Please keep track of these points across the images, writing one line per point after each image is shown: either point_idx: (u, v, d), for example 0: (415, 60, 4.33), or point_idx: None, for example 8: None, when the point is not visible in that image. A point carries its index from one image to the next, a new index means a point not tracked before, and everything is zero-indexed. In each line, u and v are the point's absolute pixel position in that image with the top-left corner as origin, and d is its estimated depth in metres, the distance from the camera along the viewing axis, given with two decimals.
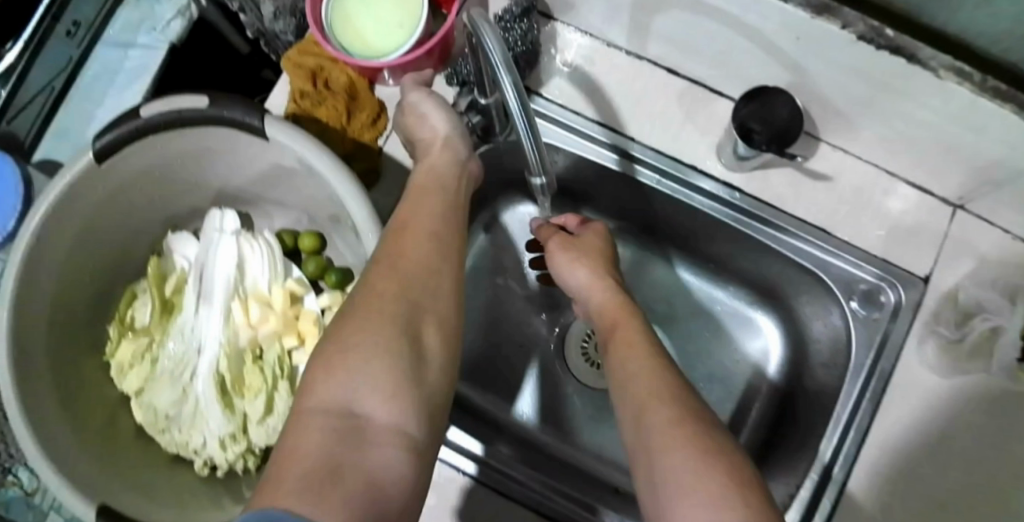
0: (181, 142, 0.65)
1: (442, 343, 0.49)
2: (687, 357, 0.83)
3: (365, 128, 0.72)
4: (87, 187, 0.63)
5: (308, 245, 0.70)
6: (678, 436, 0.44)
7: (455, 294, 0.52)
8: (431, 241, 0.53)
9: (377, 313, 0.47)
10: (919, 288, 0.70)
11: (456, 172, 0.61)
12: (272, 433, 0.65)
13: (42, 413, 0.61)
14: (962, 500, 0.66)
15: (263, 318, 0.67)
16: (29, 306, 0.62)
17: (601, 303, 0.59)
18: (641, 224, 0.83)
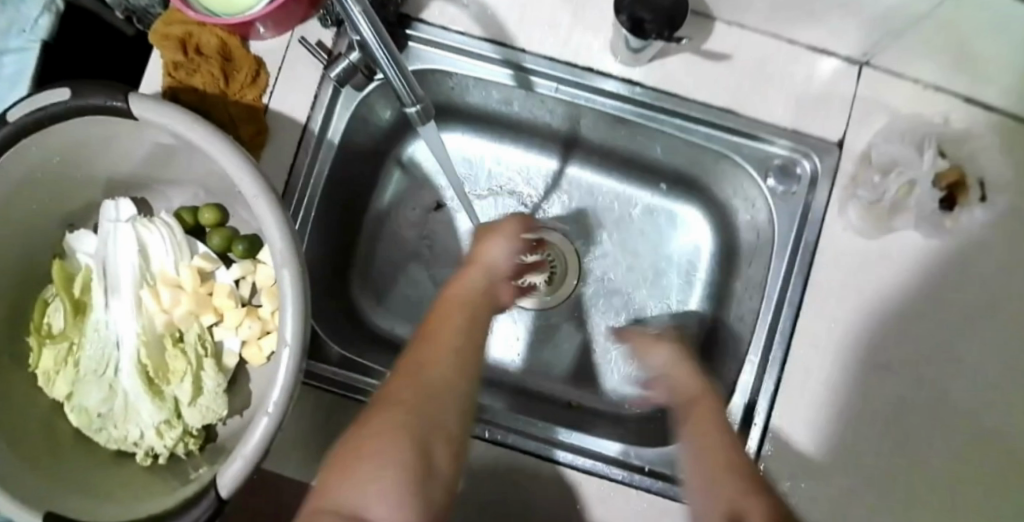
0: (57, 140, 0.62)
1: (448, 463, 0.49)
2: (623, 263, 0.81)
3: (245, 88, 0.69)
4: None
5: (209, 220, 0.68)
6: (740, 490, 0.45)
7: (467, 410, 0.52)
8: (445, 358, 0.53)
9: (390, 428, 0.47)
10: (835, 153, 0.68)
11: (485, 284, 0.61)
12: (208, 411, 0.64)
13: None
14: (904, 356, 0.66)
15: (175, 300, 0.66)
16: None
17: (684, 387, 0.59)
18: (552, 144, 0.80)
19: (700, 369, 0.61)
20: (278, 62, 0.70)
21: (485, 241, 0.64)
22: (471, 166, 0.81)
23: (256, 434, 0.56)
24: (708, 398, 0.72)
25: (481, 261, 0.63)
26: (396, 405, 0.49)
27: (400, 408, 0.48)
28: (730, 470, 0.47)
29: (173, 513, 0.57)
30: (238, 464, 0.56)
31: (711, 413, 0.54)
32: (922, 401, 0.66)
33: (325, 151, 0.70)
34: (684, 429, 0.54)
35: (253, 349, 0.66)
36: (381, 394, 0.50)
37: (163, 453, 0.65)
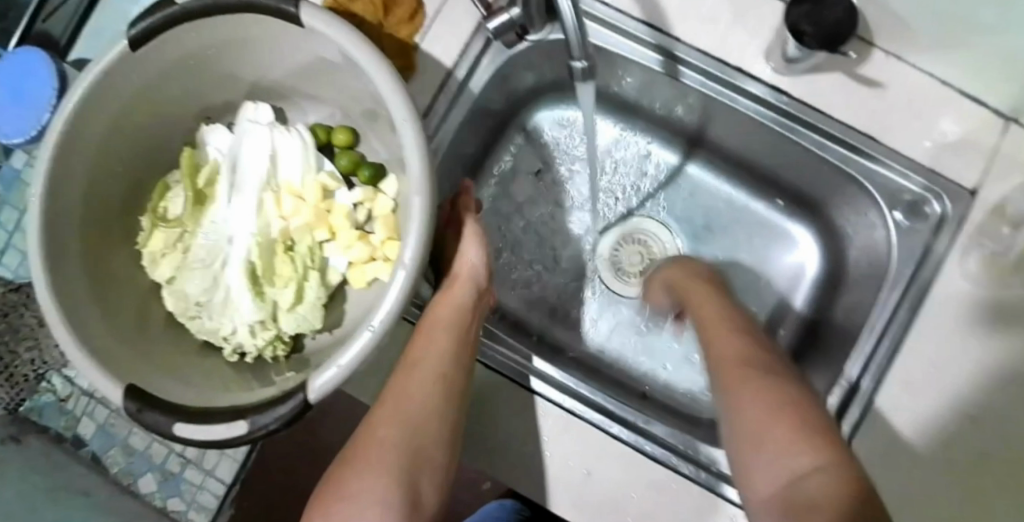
0: (219, 30, 0.64)
1: (433, 492, 0.58)
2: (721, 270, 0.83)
3: (401, 24, 0.70)
4: (123, 75, 0.63)
5: (342, 140, 0.70)
6: (768, 394, 0.54)
7: (451, 436, 0.60)
8: (419, 405, 0.59)
9: (369, 474, 0.55)
10: (965, 200, 0.68)
11: (470, 301, 0.65)
12: (303, 321, 0.66)
13: (73, 304, 0.61)
14: (1004, 418, 0.64)
15: (295, 209, 0.67)
16: (65, 193, 0.63)
17: (678, 275, 0.72)
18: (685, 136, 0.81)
19: (695, 262, 0.74)
20: (436, 5, 0.71)
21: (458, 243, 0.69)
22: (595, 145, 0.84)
23: (355, 348, 0.57)
24: None
25: (462, 275, 0.67)
26: (383, 445, 0.57)
27: (382, 462, 0.56)
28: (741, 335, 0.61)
29: (257, 408, 0.59)
30: (333, 372, 0.57)
31: (730, 333, 0.61)
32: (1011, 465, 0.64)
33: (462, 101, 0.71)
34: (686, 310, 0.68)
35: (359, 273, 0.67)
36: (367, 430, 0.58)
37: (251, 352, 0.66)
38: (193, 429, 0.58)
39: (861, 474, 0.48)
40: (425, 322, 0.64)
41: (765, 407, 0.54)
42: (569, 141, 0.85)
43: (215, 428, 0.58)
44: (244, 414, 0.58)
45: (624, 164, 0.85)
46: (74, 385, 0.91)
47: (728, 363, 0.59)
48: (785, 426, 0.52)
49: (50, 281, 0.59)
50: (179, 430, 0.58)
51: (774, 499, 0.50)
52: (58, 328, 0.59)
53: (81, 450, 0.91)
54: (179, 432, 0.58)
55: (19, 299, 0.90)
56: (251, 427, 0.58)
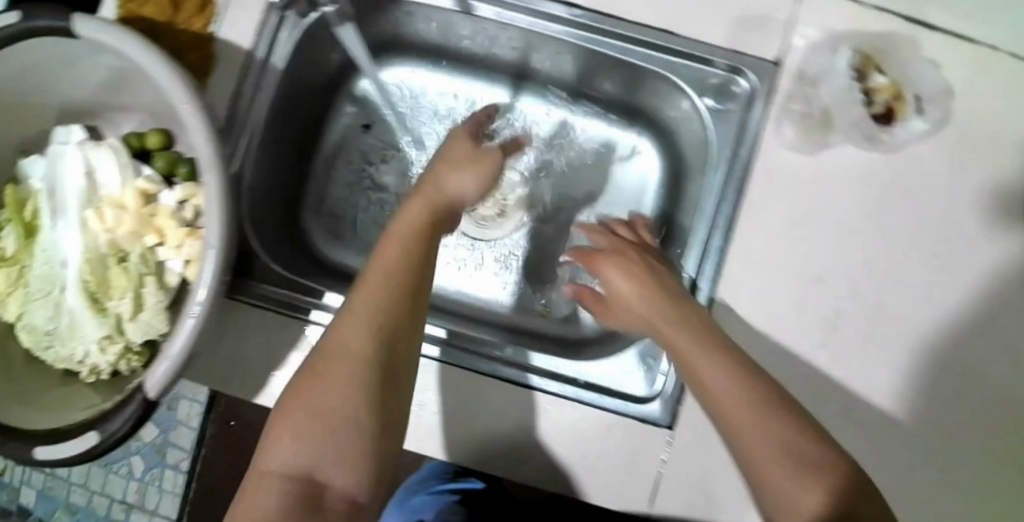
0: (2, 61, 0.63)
1: (399, 403, 0.51)
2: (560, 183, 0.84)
3: (193, 16, 0.69)
4: None
5: (155, 143, 0.70)
6: (749, 424, 0.48)
7: (414, 342, 0.53)
8: (372, 329, 0.50)
9: (332, 387, 0.47)
10: (771, 71, 0.69)
11: (427, 219, 0.58)
12: (148, 327, 0.66)
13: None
14: (835, 270, 0.68)
15: (118, 219, 0.67)
16: None
17: (648, 315, 0.60)
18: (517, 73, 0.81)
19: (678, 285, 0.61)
20: None
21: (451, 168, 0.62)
22: (423, 99, 0.84)
23: (181, 336, 0.56)
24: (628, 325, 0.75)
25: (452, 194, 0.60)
26: (355, 357, 0.49)
27: (351, 380, 0.48)
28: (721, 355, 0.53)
29: (104, 416, 0.59)
30: (164, 364, 0.57)
31: (686, 330, 0.56)
32: (856, 313, 0.67)
33: (269, 78, 0.70)
34: (656, 322, 0.59)
35: (194, 269, 0.66)
36: (333, 337, 0.50)
37: (106, 368, 0.67)
38: (49, 451, 0.59)
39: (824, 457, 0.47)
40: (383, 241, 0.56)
41: (755, 440, 0.48)
42: (395, 99, 0.84)
43: (67, 446, 0.58)
44: (93, 424, 0.59)
45: (454, 111, 0.84)
46: None
47: (726, 390, 0.50)
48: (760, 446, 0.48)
49: None
50: (38, 455, 0.58)
51: None
52: None
53: None
54: (38, 457, 0.59)
55: None
56: (102, 437, 0.58)
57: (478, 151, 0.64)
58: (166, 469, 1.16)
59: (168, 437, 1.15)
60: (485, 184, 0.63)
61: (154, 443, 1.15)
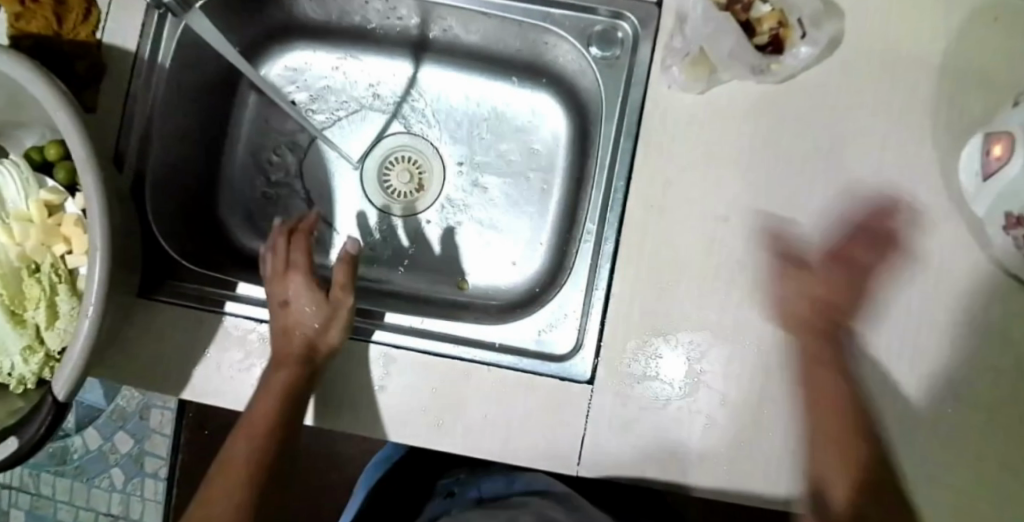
0: None
1: (269, 489, 0.61)
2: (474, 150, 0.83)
3: (77, 26, 0.69)
4: None
5: (54, 155, 0.70)
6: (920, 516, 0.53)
7: (285, 438, 0.62)
8: (250, 451, 0.61)
9: (219, 496, 0.59)
10: (653, 13, 0.69)
11: (300, 344, 0.64)
12: (64, 334, 0.67)
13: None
14: (739, 204, 0.67)
15: (25, 232, 0.68)
16: None
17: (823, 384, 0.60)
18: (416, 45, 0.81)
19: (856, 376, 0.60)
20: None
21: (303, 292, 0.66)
22: (328, 82, 0.84)
23: (82, 335, 0.58)
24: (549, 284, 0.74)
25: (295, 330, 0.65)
26: (231, 502, 0.58)
27: (231, 501, 0.58)
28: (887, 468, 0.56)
29: (22, 422, 0.60)
30: (68, 365, 0.58)
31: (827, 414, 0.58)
32: (763, 246, 0.67)
33: (158, 77, 0.71)
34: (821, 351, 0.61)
35: None
36: (229, 449, 0.61)
37: (31, 380, 0.66)
38: None
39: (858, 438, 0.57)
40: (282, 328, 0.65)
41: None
42: (301, 86, 0.84)
43: None
44: (15, 431, 0.60)
45: (361, 90, 0.84)
46: None
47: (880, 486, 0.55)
48: (835, 446, 0.57)
49: None
50: None
51: None
52: None
53: None
54: None
55: None
56: (23, 440, 0.59)
57: (336, 292, 0.66)
58: (145, 477, 1.18)
59: (144, 446, 1.18)
60: (328, 307, 0.66)
61: (131, 453, 1.18)
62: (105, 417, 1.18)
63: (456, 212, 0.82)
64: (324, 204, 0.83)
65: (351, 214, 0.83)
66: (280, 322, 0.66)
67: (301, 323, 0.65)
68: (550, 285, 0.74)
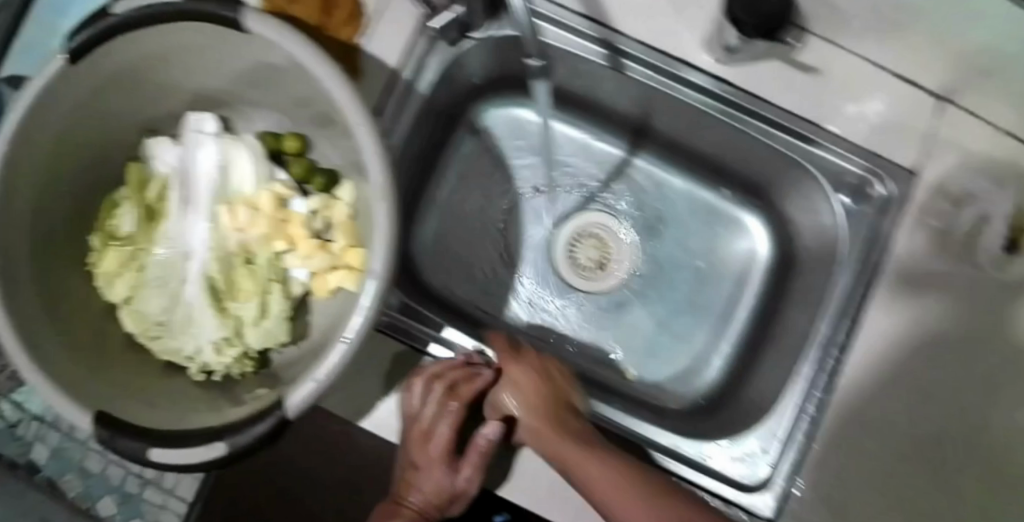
0: (144, 38, 0.61)
1: None
2: (670, 247, 0.84)
3: (344, 26, 0.67)
4: (59, 93, 0.60)
5: (292, 147, 0.68)
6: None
7: None
8: None
9: None
10: (908, 180, 0.70)
11: (421, 501, 0.63)
12: (269, 335, 0.65)
13: (33, 332, 0.60)
14: (947, 390, 0.68)
15: (252, 220, 0.65)
16: (10, 225, 0.60)
17: None
18: (647, 135, 0.81)
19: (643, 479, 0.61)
20: (378, 5, 0.68)
21: (432, 463, 0.63)
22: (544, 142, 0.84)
23: (332, 360, 0.57)
24: (730, 414, 0.75)
25: (418, 489, 0.63)
26: None
27: None
28: None
29: (232, 427, 0.58)
30: (308, 387, 0.56)
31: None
32: (959, 434, 0.67)
33: (413, 102, 0.69)
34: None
35: (320, 282, 0.67)
36: None
37: (218, 370, 0.65)
38: (170, 456, 0.57)
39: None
40: (408, 480, 0.63)
41: None
42: (519, 138, 0.83)
43: (194, 450, 0.57)
44: (220, 435, 0.57)
45: (572, 158, 0.84)
46: (24, 409, 0.88)
47: None
48: (650, 519, 0.58)
49: (10, 317, 0.57)
50: (154, 456, 0.57)
51: None
52: (19, 359, 0.57)
53: (36, 473, 0.88)
54: (155, 459, 0.57)
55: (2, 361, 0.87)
56: (228, 449, 0.57)
57: (465, 478, 0.62)
58: None
59: None
60: (454, 484, 0.62)
61: None
62: None
63: (635, 303, 0.83)
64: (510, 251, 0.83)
65: (538, 278, 0.83)
66: (403, 474, 0.64)
67: (422, 490, 0.63)
68: (741, 406, 0.75)
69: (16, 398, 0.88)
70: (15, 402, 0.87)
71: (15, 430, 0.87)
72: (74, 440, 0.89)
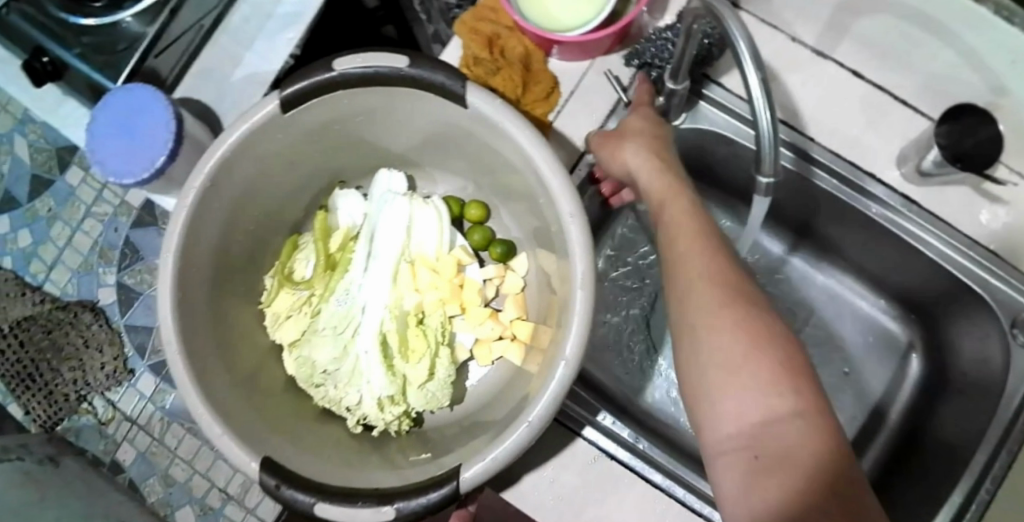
0: (360, 96, 0.62)
1: None
2: (821, 350, 0.85)
3: (537, 103, 0.72)
4: (267, 135, 0.62)
5: (474, 215, 0.72)
6: (743, 352, 0.48)
7: None
8: None
9: None
10: None
11: None
12: (431, 398, 0.66)
13: (201, 365, 0.60)
14: None
15: (431, 283, 0.68)
16: (194, 253, 0.62)
17: (764, 392, 0.46)
18: (805, 235, 0.84)
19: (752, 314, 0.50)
20: (572, 85, 0.73)
21: None
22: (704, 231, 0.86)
23: (508, 442, 0.55)
24: None
25: None
26: None
27: None
28: (756, 344, 0.48)
29: (401, 492, 0.55)
30: (486, 461, 0.55)
31: (748, 353, 0.48)
32: None
33: (594, 183, 0.72)
34: (691, 316, 0.51)
35: (485, 351, 0.68)
36: None
37: (376, 425, 0.65)
38: (337, 510, 0.55)
39: (835, 418, 0.46)
40: None
41: (742, 375, 0.47)
42: None
43: (360, 511, 0.55)
44: (390, 499, 0.55)
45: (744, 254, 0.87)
46: (114, 409, 1.09)
47: (740, 378, 0.47)
48: (726, 320, 0.49)
49: (182, 344, 0.59)
50: (320, 510, 0.55)
51: (736, 437, 0.46)
52: (187, 387, 0.58)
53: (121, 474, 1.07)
54: (319, 513, 0.55)
55: (64, 318, 1.09)
56: (395, 514, 0.54)
57: None
58: None
59: None
60: None
61: None
62: None
63: None
64: (651, 335, 0.84)
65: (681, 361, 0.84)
66: None
67: None
68: None
69: (107, 398, 1.09)
70: (108, 402, 1.09)
71: (104, 428, 1.09)
72: (161, 447, 1.08)
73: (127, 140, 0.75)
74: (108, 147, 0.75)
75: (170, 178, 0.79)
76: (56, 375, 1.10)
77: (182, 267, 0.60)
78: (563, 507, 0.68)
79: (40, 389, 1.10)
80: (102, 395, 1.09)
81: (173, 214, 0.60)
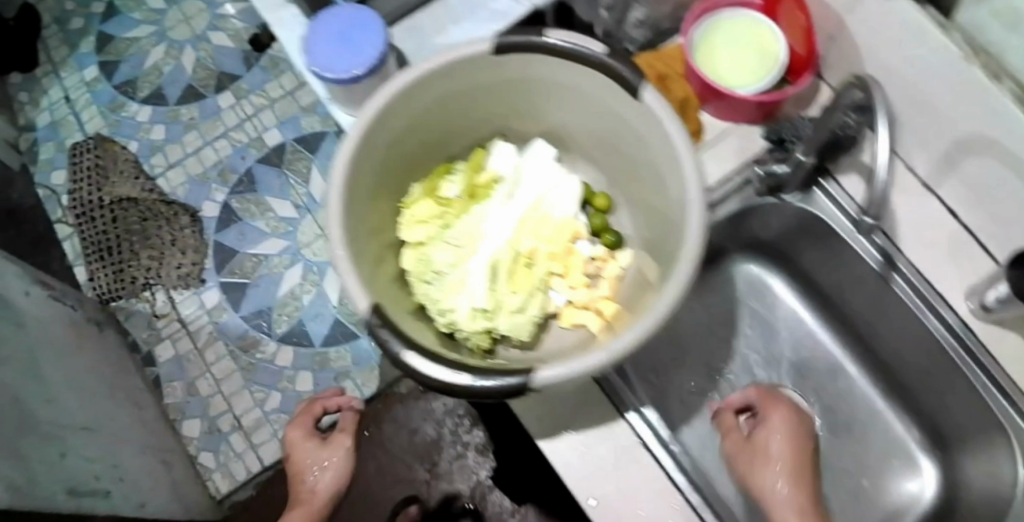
0: (556, 66, 0.74)
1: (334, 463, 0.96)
2: (846, 454, 0.91)
3: None
4: (473, 67, 0.74)
5: (601, 205, 0.83)
6: None
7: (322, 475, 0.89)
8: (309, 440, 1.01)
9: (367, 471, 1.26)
10: None
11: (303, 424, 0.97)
12: (515, 327, 0.74)
13: (350, 224, 0.69)
14: None
15: (551, 238, 0.77)
16: (379, 132, 0.73)
17: None
18: (864, 345, 0.93)
19: None
20: (714, 136, 0.85)
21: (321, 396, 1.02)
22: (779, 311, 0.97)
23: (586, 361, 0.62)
24: None
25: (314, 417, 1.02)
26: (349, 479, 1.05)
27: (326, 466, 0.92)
28: None
29: (482, 371, 0.63)
30: (564, 370, 0.62)
31: None
32: None
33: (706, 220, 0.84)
34: None
35: (571, 313, 0.76)
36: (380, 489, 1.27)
37: (461, 331, 0.73)
38: (424, 363, 0.62)
39: None
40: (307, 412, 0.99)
41: None
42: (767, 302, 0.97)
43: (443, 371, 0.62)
44: (470, 370, 0.62)
45: (806, 342, 0.96)
46: (175, 309, 1.37)
47: None
48: None
49: (342, 190, 0.69)
50: (406, 356, 0.63)
51: None
52: (333, 223, 0.67)
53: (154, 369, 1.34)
54: (405, 359, 0.63)
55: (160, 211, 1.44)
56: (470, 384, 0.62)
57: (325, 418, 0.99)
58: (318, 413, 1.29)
59: None
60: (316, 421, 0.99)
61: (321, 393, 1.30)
62: (309, 352, 1.32)
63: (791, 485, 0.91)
64: (699, 380, 0.93)
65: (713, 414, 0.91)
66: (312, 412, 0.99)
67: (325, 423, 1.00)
68: None
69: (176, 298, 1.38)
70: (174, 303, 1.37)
71: (158, 324, 1.37)
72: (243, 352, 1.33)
73: (340, 45, 0.88)
74: (322, 46, 0.88)
75: (358, 92, 0.92)
76: (134, 257, 1.41)
77: (361, 140, 0.71)
78: (585, 470, 0.73)
79: (110, 263, 1.42)
80: (170, 292, 1.38)
81: (373, 99, 0.71)
